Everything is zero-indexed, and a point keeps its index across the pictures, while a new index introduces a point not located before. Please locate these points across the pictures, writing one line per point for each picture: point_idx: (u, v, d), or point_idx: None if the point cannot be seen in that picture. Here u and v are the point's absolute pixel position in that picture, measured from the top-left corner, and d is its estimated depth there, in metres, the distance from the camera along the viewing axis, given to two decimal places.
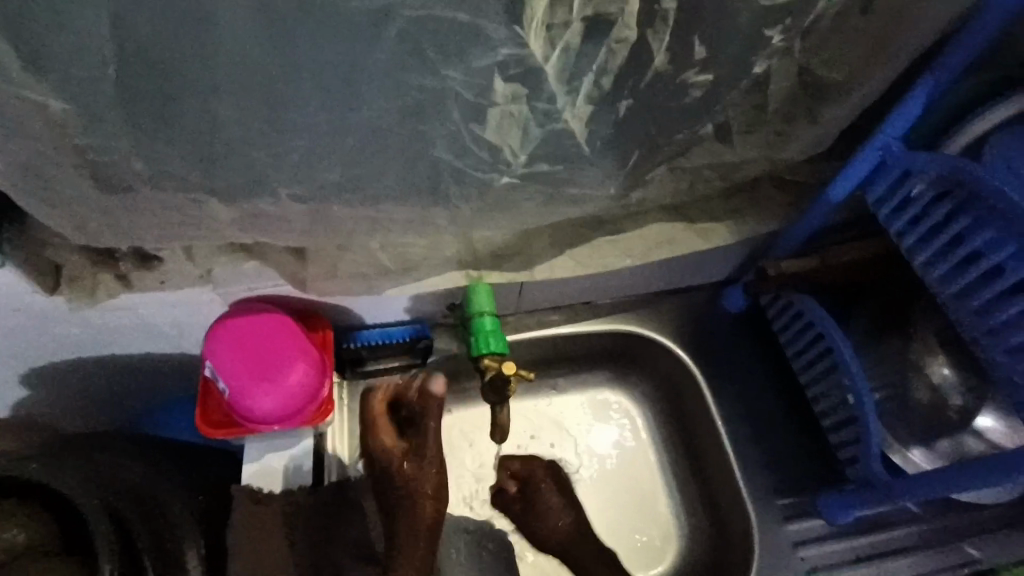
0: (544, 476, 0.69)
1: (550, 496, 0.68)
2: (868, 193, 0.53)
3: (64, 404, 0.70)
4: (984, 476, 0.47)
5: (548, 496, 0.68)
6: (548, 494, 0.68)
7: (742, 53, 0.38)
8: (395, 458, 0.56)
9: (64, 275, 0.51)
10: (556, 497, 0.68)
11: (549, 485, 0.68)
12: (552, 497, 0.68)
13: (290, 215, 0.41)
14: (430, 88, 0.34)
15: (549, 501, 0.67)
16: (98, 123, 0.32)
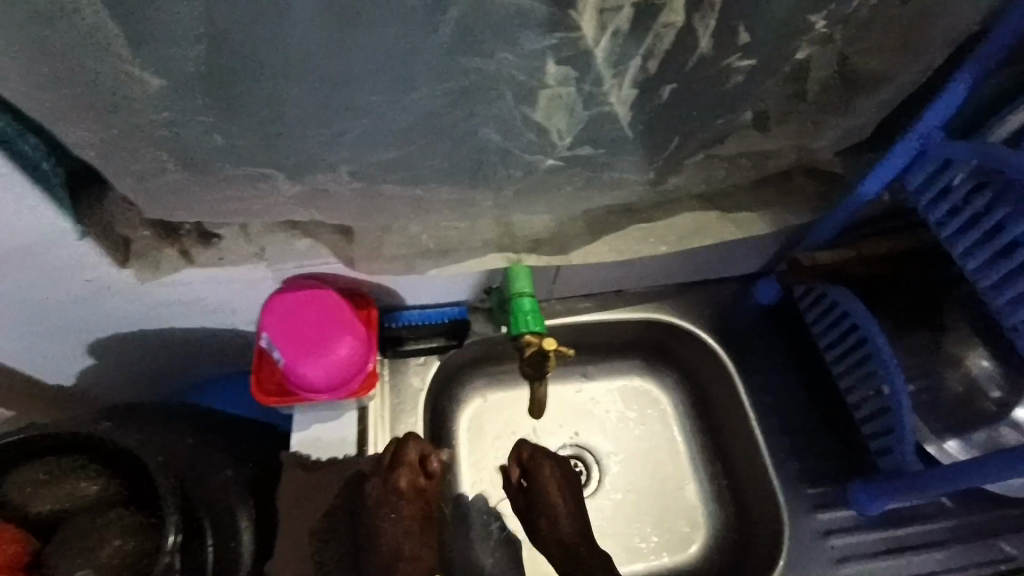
0: (554, 484, 0.61)
1: (559, 507, 0.60)
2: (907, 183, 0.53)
3: (121, 374, 0.75)
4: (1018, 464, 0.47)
5: (557, 501, 0.60)
6: (558, 504, 0.60)
7: (785, 37, 0.39)
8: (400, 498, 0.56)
9: (134, 249, 0.55)
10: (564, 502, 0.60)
11: (561, 491, 0.61)
12: (560, 504, 0.60)
13: (345, 192, 0.44)
14: (484, 70, 0.36)
15: (556, 508, 0.60)
16: (182, 103, 0.34)
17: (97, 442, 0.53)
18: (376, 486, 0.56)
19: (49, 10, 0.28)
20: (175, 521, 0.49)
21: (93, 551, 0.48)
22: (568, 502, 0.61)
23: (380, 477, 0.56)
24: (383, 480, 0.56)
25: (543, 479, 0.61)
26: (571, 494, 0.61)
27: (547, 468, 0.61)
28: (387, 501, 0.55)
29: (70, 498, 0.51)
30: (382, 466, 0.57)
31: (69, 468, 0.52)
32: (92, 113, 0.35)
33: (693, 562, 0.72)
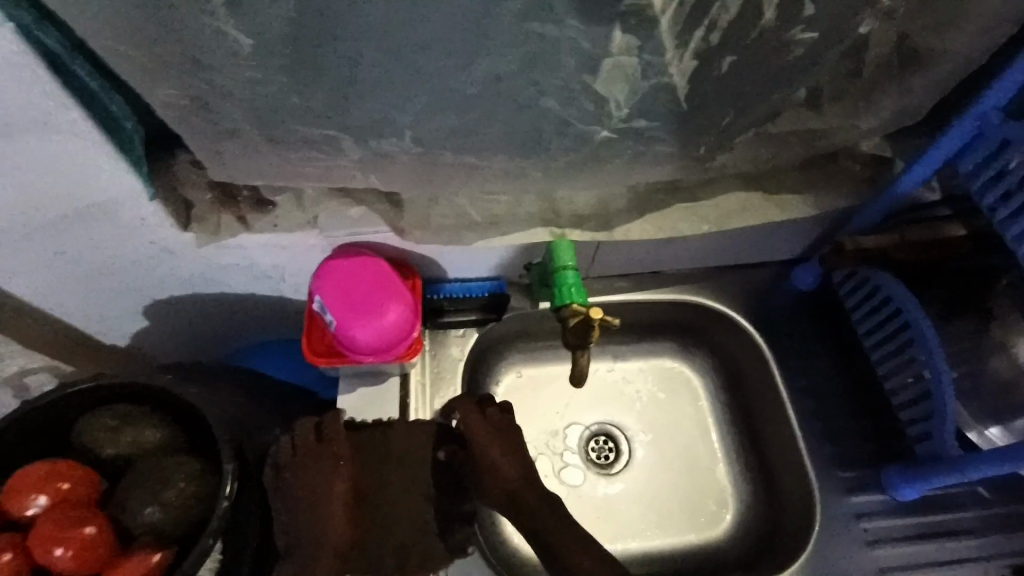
0: (490, 439, 0.60)
1: (496, 455, 0.60)
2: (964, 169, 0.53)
3: (172, 336, 0.78)
4: None
5: (494, 454, 0.60)
6: (504, 466, 0.60)
7: (849, 9, 0.39)
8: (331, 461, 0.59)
9: (194, 215, 0.57)
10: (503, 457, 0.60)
11: (495, 441, 0.61)
12: (497, 453, 0.60)
13: (405, 158, 0.46)
14: (552, 38, 0.37)
15: (494, 459, 0.60)
16: (266, 64, 0.36)
17: (164, 397, 0.56)
18: (303, 463, 0.58)
19: None
20: (233, 472, 0.51)
21: (163, 489, 0.51)
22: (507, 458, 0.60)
23: (309, 453, 0.59)
24: (314, 457, 0.59)
25: (477, 431, 0.61)
26: (507, 443, 0.61)
27: (480, 422, 0.61)
28: (326, 475, 0.58)
29: (136, 445, 0.55)
30: (311, 445, 0.59)
31: (135, 416, 0.55)
32: (178, 73, 0.37)
33: (721, 540, 0.73)
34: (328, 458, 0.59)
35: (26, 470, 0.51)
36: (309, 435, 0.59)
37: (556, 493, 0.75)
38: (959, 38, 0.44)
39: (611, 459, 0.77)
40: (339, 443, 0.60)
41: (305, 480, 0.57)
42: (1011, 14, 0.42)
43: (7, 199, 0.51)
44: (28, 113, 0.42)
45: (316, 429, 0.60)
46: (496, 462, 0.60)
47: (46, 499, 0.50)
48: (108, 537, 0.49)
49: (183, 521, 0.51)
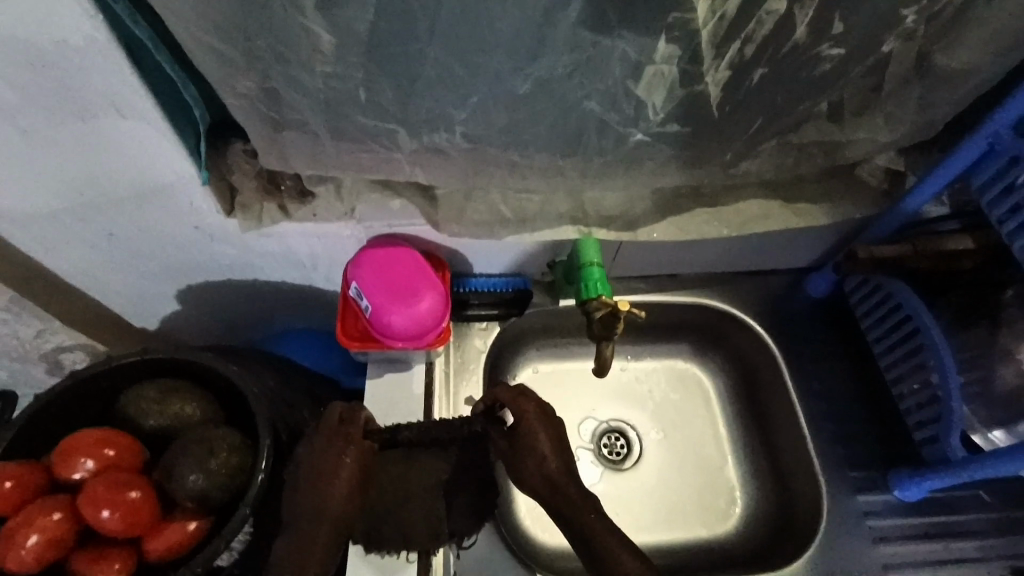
0: (539, 426, 0.60)
1: (541, 442, 0.60)
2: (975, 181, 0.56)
3: (202, 321, 0.81)
4: None
5: (541, 439, 0.60)
6: (546, 451, 0.59)
7: (874, 29, 0.42)
8: (343, 448, 0.59)
9: (238, 201, 0.59)
10: (548, 441, 0.60)
11: (542, 426, 0.60)
12: (544, 440, 0.60)
13: (454, 152, 0.49)
14: (602, 45, 0.40)
15: (540, 446, 0.60)
16: (341, 58, 0.39)
17: (206, 371, 0.59)
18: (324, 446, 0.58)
19: None
20: (269, 451, 0.55)
21: (206, 458, 0.53)
22: (550, 440, 0.60)
23: (324, 436, 0.59)
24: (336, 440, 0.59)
25: (528, 417, 0.60)
26: (553, 434, 0.60)
27: (533, 406, 0.61)
28: (334, 457, 0.58)
29: (176, 420, 0.58)
30: (332, 427, 0.60)
31: (177, 390, 0.58)
32: (257, 64, 0.40)
33: (730, 537, 0.75)
34: (340, 444, 0.59)
35: (76, 436, 0.54)
36: (334, 419, 0.60)
37: None
38: (977, 58, 0.47)
39: (623, 455, 0.80)
40: (358, 428, 0.60)
41: (312, 462, 0.57)
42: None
43: (67, 179, 0.54)
44: (105, 97, 0.45)
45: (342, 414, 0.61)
46: (542, 447, 0.60)
47: (93, 464, 0.53)
48: (152, 503, 0.53)
49: (224, 491, 0.54)
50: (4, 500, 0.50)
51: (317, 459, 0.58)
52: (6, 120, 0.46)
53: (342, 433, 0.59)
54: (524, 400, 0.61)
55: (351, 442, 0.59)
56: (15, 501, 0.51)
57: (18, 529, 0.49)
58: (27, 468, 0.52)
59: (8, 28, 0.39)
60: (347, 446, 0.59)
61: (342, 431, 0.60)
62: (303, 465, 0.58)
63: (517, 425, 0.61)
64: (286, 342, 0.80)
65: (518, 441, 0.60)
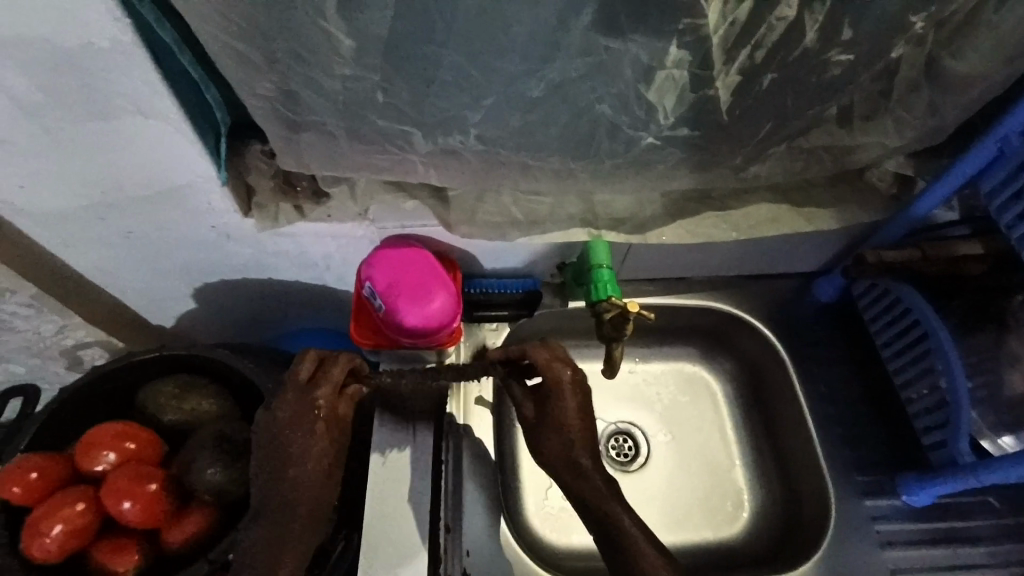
0: (571, 396, 0.59)
1: (570, 414, 0.59)
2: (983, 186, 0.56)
3: (217, 319, 0.82)
4: None
5: (569, 412, 0.59)
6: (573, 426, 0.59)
7: (883, 34, 0.43)
8: (312, 420, 0.52)
9: (255, 201, 0.61)
10: (576, 415, 0.59)
11: (572, 398, 0.59)
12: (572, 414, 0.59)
13: (467, 153, 0.50)
14: (614, 50, 0.41)
15: (568, 418, 0.59)
16: (359, 62, 0.41)
17: (223, 367, 0.60)
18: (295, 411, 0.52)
19: None
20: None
21: (224, 451, 0.55)
22: (577, 413, 0.59)
23: (291, 405, 0.52)
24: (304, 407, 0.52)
25: (562, 384, 0.59)
26: (584, 405, 0.60)
27: (568, 375, 0.59)
28: (302, 433, 0.52)
29: (195, 415, 0.59)
30: (300, 394, 0.53)
31: (194, 386, 0.60)
32: (279, 67, 0.41)
33: (737, 540, 0.75)
34: (309, 416, 0.52)
35: (98, 429, 0.55)
36: (304, 384, 0.53)
37: None
38: (986, 64, 0.47)
39: (631, 456, 0.80)
40: (327, 395, 0.53)
41: (280, 434, 0.52)
42: None
43: (91, 178, 0.55)
44: (129, 98, 0.46)
45: (315, 368, 0.54)
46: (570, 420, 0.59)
47: (114, 456, 0.55)
48: (170, 495, 0.54)
49: (240, 485, 0.55)
50: (28, 491, 0.52)
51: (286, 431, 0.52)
52: (36, 119, 0.48)
53: (312, 402, 0.53)
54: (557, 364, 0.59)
55: (319, 413, 0.53)
56: (39, 492, 0.52)
57: (41, 520, 0.50)
58: (51, 459, 0.54)
59: (41, 31, 0.40)
60: (316, 418, 0.52)
61: (312, 399, 0.53)
62: (270, 437, 0.52)
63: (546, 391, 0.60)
64: (298, 340, 0.81)
65: (546, 408, 0.59)
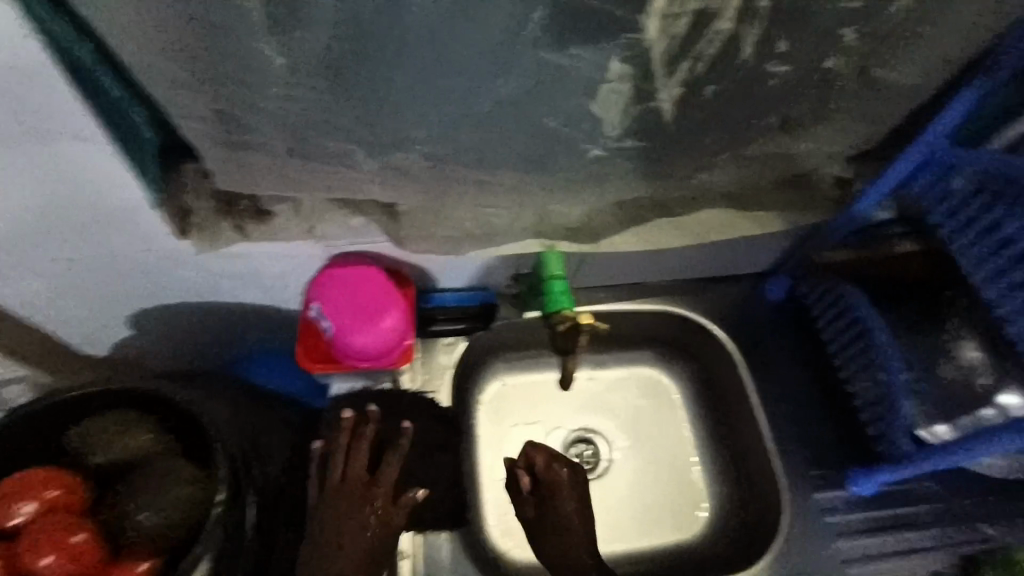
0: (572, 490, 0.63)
1: (572, 508, 0.63)
2: (921, 216, 0.61)
3: (155, 349, 0.77)
4: None
5: (569, 509, 0.63)
6: (569, 511, 0.63)
7: (817, 48, 0.44)
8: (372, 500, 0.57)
9: (195, 221, 0.56)
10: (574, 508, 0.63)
11: (573, 496, 0.63)
12: (571, 512, 0.62)
13: (413, 169, 0.48)
14: (558, 64, 0.40)
15: (566, 515, 0.62)
16: (295, 80, 0.39)
17: (161, 402, 0.57)
18: (347, 490, 0.57)
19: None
20: (226, 482, 0.53)
21: (160, 495, 0.52)
22: (575, 507, 0.63)
23: (351, 483, 0.58)
24: (361, 487, 0.57)
25: (559, 484, 0.63)
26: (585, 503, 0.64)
27: (565, 477, 0.64)
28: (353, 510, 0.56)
29: (129, 453, 0.55)
30: (361, 474, 0.58)
31: (127, 422, 0.56)
32: (209, 84, 0.39)
33: (697, 540, 0.77)
34: (362, 496, 0.57)
35: (17, 477, 0.51)
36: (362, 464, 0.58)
37: None
38: (912, 72, 0.49)
39: (593, 464, 0.80)
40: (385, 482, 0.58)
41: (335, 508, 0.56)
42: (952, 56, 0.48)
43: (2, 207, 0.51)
44: (40, 120, 0.43)
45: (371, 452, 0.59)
46: (568, 514, 0.63)
47: (33, 506, 0.51)
48: (98, 544, 0.50)
49: (177, 528, 0.52)
50: None
51: (345, 505, 0.56)
52: None
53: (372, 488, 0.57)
54: (556, 468, 0.64)
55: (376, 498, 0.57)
56: None
57: None
58: None
59: None
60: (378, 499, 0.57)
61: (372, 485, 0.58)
62: (325, 508, 0.56)
63: (548, 494, 0.63)
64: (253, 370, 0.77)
65: (547, 508, 0.63)
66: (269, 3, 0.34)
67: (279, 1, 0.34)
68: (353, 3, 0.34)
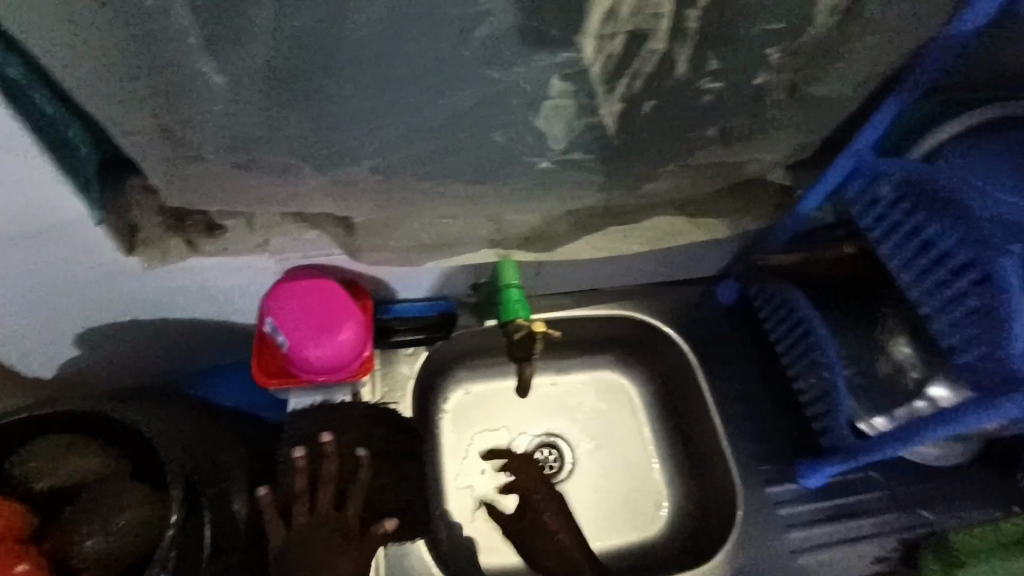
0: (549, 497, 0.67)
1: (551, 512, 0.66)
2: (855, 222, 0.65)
3: (106, 367, 0.75)
4: (972, 413, 0.50)
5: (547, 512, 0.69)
6: (546, 513, 0.69)
7: (746, 65, 0.46)
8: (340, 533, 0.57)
9: (140, 238, 0.56)
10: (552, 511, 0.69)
11: (549, 499, 0.70)
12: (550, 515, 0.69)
13: (364, 183, 0.49)
14: (500, 81, 0.42)
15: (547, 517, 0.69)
16: (239, 98, 0.39)
17: (110, 422, 0.55)
18: (315, 529, 0.57)
19: (141, 14, 0.33)
20: (179, 502, 0.52)
21: (110, 518, 0.51)
22: (553, 508, 0.69)
23: (316, 519, 0.57)
24: (328, 524, 0.57)
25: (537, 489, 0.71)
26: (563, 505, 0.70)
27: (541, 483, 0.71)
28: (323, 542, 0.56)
29: (77, 477, 0.54)
30: (327, 509, 0.58)
31: (73, 445, 0.54)
32: (151, 102, 0.39)
33: (658, 538, 0.79)
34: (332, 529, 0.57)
35: None
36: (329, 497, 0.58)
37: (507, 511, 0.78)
38: (837, 86, 0.52)
39: (556, 468, 0.82)
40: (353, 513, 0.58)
41: (306, 545, 0.56)
42: (871, 72, 0.51)
43: None
44: None
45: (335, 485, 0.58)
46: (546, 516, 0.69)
47: None
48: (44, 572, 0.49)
49: (129, 551, 0.51)
50: None
51: (317, 537, 0.57)
52: None
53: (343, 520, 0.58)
54: (533, 478, 0.72)
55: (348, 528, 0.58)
56: None
57: None
58: None
59: None
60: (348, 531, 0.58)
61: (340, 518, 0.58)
62: (296, 547, 0.56)
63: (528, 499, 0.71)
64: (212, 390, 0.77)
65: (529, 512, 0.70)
66: (208, 25, 0.34)
67: (217, 22, 0.34)
68: (292, 23, 0.35)
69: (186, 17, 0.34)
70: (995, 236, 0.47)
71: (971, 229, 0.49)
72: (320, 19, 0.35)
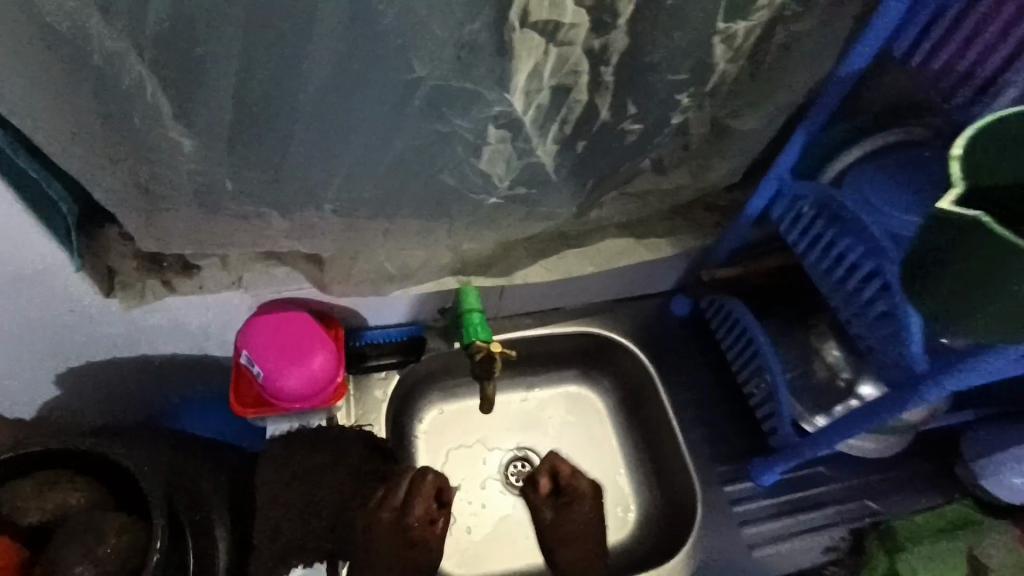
0: (588, 501, 0.69)
1: (584, 516, 0.69)
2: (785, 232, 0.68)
3: (87, 405, 0.77)
4: (893, 405, 0.55)
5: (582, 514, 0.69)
6: (587, 512, 0.69)
7: (663, 108, 0.52)
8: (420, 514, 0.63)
9: (118, 280, 0.58)
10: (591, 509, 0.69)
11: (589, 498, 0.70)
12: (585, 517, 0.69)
13: (327, 223, 0.53)
14: (441, 133, 0.47)
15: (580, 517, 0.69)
16: (206, 157, 0.44)
17: (92, 457, 0.58)
18: (392, 512, 0.63)
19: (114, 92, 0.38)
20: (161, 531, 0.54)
21: (94, 546, 0.54)
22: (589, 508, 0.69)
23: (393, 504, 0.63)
24: (401, 508, 0.63)
25: (578, 489, 0.70)
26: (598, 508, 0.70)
27: (583, 482, 0.70)
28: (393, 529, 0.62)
29: (61, 508, 0.57)
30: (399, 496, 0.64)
31: (59, 480, 0.57)
32: (127, 161, 0.43)
33: (627, 542, 0.82)
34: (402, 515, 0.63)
35: None
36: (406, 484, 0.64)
37: (484, 523, 0.82)
38: (751, 121, 0.58)
39: None
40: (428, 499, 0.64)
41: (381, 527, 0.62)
42: (778, 108, 0.57)
43: None
44: None
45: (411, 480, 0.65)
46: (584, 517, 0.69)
47: None
48: None
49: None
50: None
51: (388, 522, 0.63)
52: None
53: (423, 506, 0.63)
54: (578, 477, 0.70)
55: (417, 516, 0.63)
56: None
57: None
58: None
59: None
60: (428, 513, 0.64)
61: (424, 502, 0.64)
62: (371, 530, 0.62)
63: (565, 497, 0.69)
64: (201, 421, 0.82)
65: (563, 511, 0.69)
66: (175, 98, 0.39)
67: (181, 96, 0.39)
68: (249, 93, 0.40)
69: (155, 94, 0.39)
70: (889, 248, 0.54)
71: (869, 241, 0.55)
72: (273, 90, 0.40)
